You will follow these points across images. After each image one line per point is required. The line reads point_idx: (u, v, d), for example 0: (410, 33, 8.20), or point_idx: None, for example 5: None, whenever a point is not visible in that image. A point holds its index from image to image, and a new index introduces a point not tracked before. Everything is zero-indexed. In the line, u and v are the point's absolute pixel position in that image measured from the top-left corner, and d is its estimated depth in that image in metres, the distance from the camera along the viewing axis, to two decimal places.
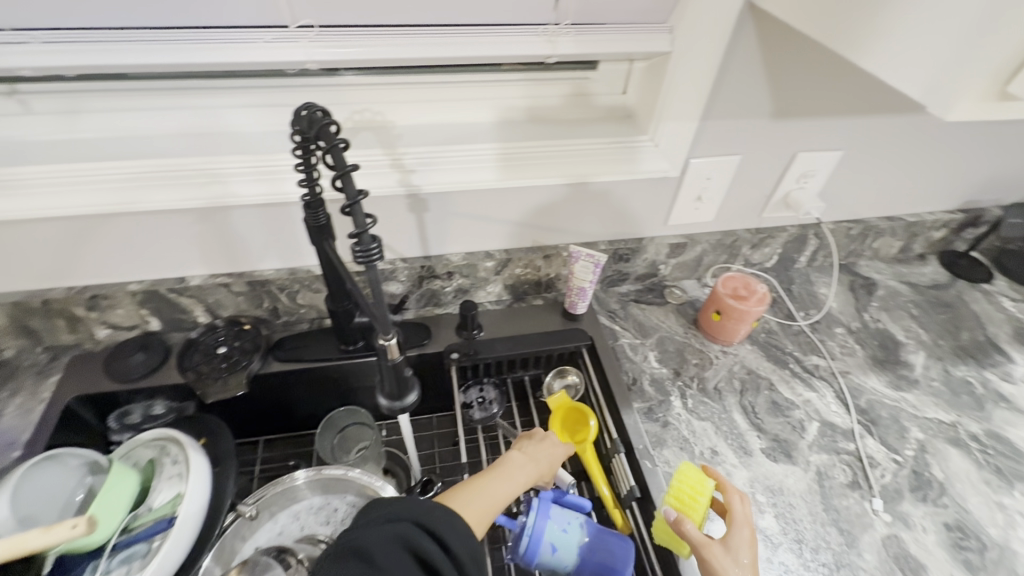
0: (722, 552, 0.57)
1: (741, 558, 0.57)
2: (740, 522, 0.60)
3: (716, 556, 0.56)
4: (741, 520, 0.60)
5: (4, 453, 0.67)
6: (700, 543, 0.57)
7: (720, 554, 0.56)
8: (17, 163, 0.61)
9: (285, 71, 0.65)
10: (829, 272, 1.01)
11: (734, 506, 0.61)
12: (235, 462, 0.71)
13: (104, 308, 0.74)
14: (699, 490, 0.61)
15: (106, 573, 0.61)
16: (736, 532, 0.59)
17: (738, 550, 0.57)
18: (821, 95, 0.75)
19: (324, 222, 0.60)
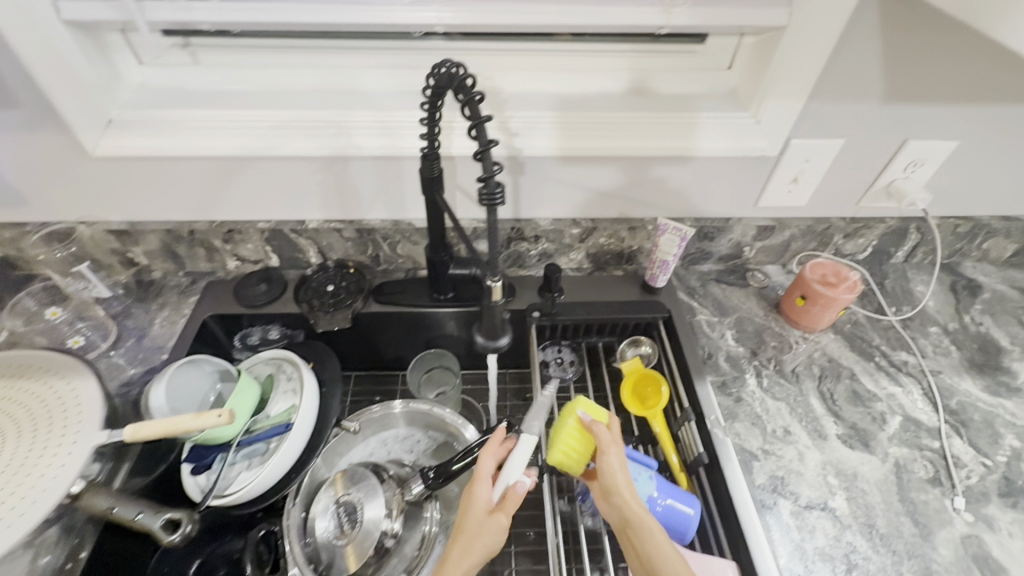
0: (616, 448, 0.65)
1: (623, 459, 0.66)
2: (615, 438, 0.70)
3: (613, 452, 0.64)
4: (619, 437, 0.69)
5: (154, 355, 0.79)
6: (603, 441, 0.65)
7: (615, 449, 0.65)
8: (185, 106, 0.71)
9: (412, 34, 0.71)
10: (928, 270, 0.97)
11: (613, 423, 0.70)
12: (338, 385, 0.79)
13: (238, 242, 0.85)
14: (597, 414, 0.69)
15: (232, 463, 0.72)
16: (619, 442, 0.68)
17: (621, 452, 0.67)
18: (945, 78, 0.71)
19: (437, 174, 0.66)
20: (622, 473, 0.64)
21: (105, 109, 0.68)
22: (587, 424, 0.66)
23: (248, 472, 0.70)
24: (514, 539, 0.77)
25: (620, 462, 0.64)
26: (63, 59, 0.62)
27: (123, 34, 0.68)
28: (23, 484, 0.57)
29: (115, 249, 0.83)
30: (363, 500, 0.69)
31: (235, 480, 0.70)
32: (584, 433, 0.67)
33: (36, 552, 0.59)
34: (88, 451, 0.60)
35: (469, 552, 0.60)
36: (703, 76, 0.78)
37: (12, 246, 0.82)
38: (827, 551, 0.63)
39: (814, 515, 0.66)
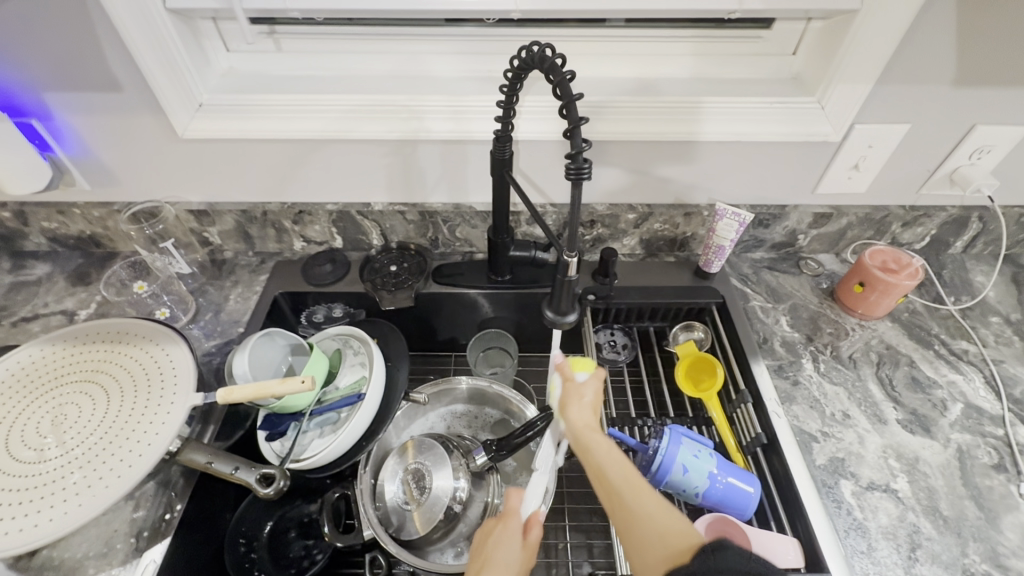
0: (572, 382, 0.67)
1: (585, 396, 0.65)
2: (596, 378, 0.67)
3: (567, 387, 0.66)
4: (600, 383, 0.67)
5: (230, 328, 0.84)
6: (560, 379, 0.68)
7: (571, 384, 0.66)
8: (269, 92, 0.75)
9: (484, 21, 0.74)
10: (988, 261, 0.95)
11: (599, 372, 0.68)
12: (404, 360, 0.83)
13: (306, 223, 0.89)
14: (582, 366, 0.70)
15: (305, 431, 0.76)
16: (589, 382, 0.66)
17: (585, 389, 0.66)
18: (1019, 62, 0.71)
19: (507, 156, 0.68)
20: (575, 404, 0.65)
21: (196, 93, 0.73)
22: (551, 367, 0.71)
23: (321, 440, 0.74)
24: (568, 514, 0.79)
25: (572, 395, 0.65)
26: (164, 45, 0.66)
27: (215, 21, 0.72)
28: (129, 440, 0.62)
29: (193, 229, 0.88)
30: (432, 468, 0.73)
31: (309, 447, 0.74)
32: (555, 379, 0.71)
33: (135, 503, 0.64)
34: (184, 412, 0.64)
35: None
36: (766, 62, 0.78)
37: (100, 224, 0.88)
38: (890, 531, 0.64)
39: (876, 495, 0.67)
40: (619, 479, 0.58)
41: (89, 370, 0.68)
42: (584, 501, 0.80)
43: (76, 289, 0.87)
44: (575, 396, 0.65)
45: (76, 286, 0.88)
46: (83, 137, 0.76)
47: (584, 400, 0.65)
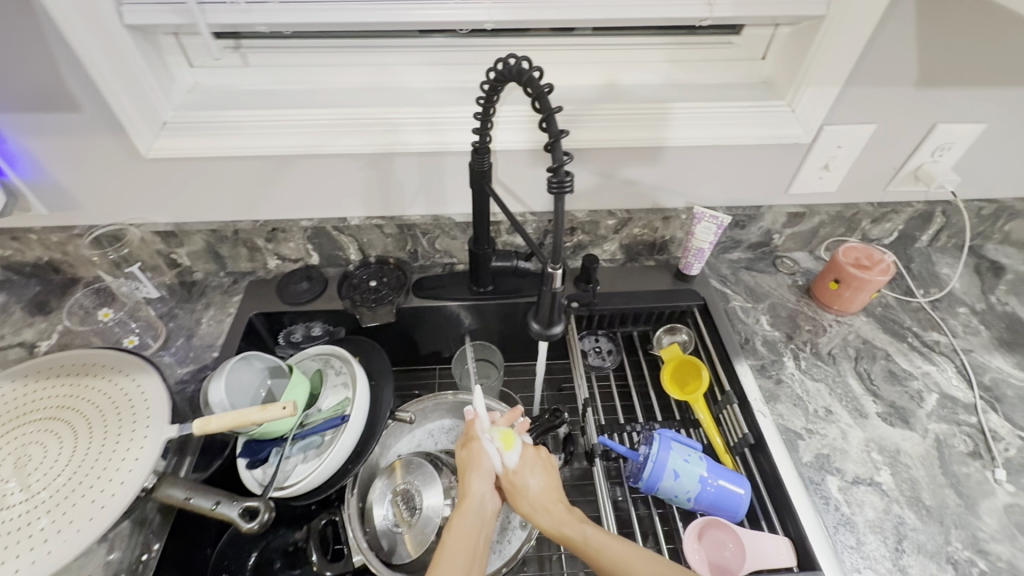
0: (515, 477, 0.67)
1: (531, 488, 0.66)
2: (530, 456, 0.69)
3: (511, 485, 0.67)
4: (533, 458, 0.69)
5: (203, 353, 0.81)
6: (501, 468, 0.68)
7: (515, 481, 0.67)
8: (236, 108, 0.72)
9: (457, 31, 0.73)
10: (953, 253, 0.99)
11: (524, 447, 0.70)
12: (388, 379, 0.81)
13: (280, 240, 0.86)
14: (509, 442, 0.68)
15: (288, 457, 0.73)
16: (526, 466, 0.68)
17: (526, 476, 0.67)
18: (973, 63, 0.74)
19: (487, 167, 0.67)
20: (531, 505, 0.66)
21: (161, 112, 0.70)
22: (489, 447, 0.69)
23: (305, 465, 0.72)
24: None
25: (524, 487, 0.67)
26: (122, 60, 0.64)
27: (177, 37, 0.70)
28: (99, 481, 0.58)
29: (160, 251, 0.84)
30: (422, 488, 0.72)
31: (293, 473, 0.71)
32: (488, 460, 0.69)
33: (110, 545, 0.61)
34: (159, 447, 0.61)
35: (481, 482, 0.67)
36: (736, 67, 0.80)
37: (58, 250, 0.83)
38: (877, 524, 0.65)
39: (862, 490, 0.68)
40: (611, 555, 0.60)
41: (55, 407, 0.65)
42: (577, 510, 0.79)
43: (35, 319, 0.83)
44: (532, 485, 0.67)
45: (35, 316, 0.83)
46: (38, 159, 0.72)
47: (535, 484, 0.67)
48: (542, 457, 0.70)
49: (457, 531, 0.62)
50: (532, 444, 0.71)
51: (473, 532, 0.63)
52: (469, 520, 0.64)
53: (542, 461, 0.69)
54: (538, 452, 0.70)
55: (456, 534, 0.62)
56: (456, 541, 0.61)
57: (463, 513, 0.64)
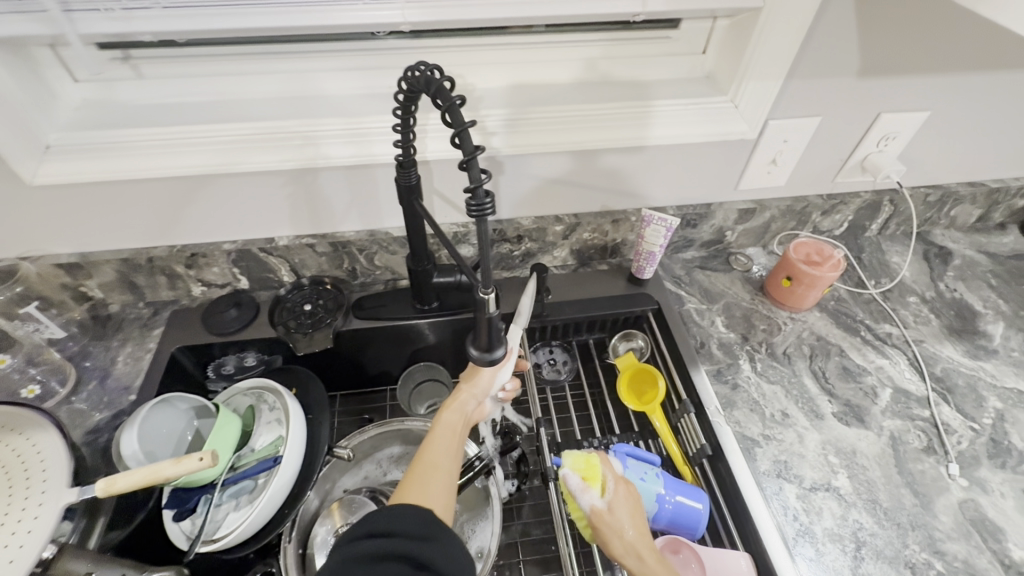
0: (608, 518, 0.61)
1: (626, 531, 0.60)
2: (622, 496, 0.62)
3: (603, 526, 0.60)
4: (625, 494, 0.62)
5: (119, 397, 0.73)
6: (589, 509, 0.61)
7: (606, 523, 0.60)
8: (131, 127, 0.65)
9: (376, 33, 0.68)
10: (902, 241, 0.98)
11: (615, 485, 0.63)
12: (325, 412, 0.75)
13: (202, 266, 0.79)
14: (592, 477, 0.63)
15: (218, 505, 0.67)
16: (619, 502, 0.61)
17: (620, 515, 0.61)
18: (911, 51, 0.72)
19: (415, 182, 0.62)
20: (624, 546, 0.59)
21: (42, 134, 0.62)
22: (573, 487, 0.62)
23: (237, 513, 0.65)
24: (521, 549, 0.74)
25: (618, 527, 0.60)
26: None
27: (53, 48, 0.62)
28: None
29: (65, 284, 0.76)
30: None
31: (224, 523, 0.65)
32: (571, 497, 0.63)
33: None
34: (56, 515, 0.55)
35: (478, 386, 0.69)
36: (677, 62, 0.77)
37: None
38: (836, 531, 0.64)
39: (820, 496, 0.67)
40: None
41: None
42: (537, 534, 0.75)
43: None
44: (623, 533, 0.60)
45: None
46: None
47: (627, 533, 0.60)
48: (634, 497, 0.63)
49: (446, 422, 0.66)
50: (623, 477, 0.64)
51: (457, 423, 0.66)
52: (456, 412, 0.67)
53: (635, 503, 0.62)
54: (630, 490, 0.63)
55: (444, 424, 0.66)
56: (445, 430, 0.65)
57: (452, 406, 0.67)
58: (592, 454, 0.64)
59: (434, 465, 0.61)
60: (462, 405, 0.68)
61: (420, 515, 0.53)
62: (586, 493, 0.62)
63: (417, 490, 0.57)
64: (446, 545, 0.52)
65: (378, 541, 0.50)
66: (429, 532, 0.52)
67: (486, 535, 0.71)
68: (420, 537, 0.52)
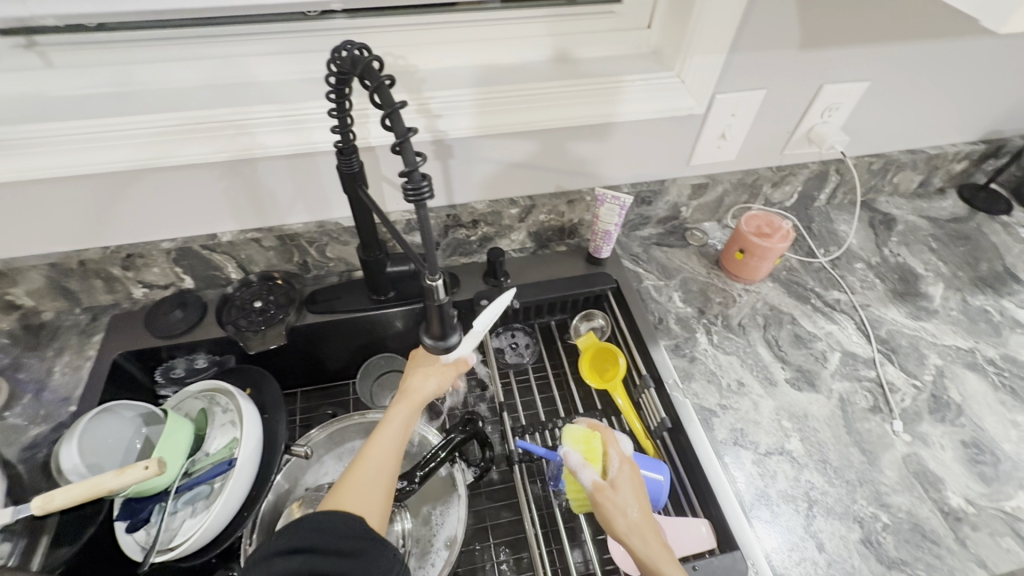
0: (610, 496, 0.61)
1: (630, 508, 0.59)
2: (625, 474, 0.62)
3: (605, 501, 0.60)
4: (627, 474, 0.62)
5: (59, 409, 0.69)
6: (591, 487, 0.62)
7: (608, 498, 0.60)
8: (44, 120, 0.60)
9: (307, 13, 0.65)
10: (849, 210, 1.01)
11: (619, 464, 0.63)
12: (282, 410, 0.73)
13: (140, 267, 0.75)
14: (592, 457, 0.64)
15: (174, 513, 0.64)
16: (620, 481, 0.62)
17: (622, 492, 0.61)
18: (849, 23, 0.73)
19: (357, 169, 0.60)
20: (628, 524, 0.59)
21: None
22: (573, 466, 0.63)
23: (194, 519, 0.63)
24: (491, 532, 0.74)
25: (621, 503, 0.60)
26: None
27: None
28: None
29: None
30: None
31: (180, 531, 0.63)
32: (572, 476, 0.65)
33: None
34: None
35: (429, 383, 0.67)
36: (622, 37, 0.76)
37: None
38: (790, 492, 0.67)
39: (775, 460, 0.69)
40: None
41: None
42: (506, 517, 0.75)
43: None
44: (626, 509, 0.60)
45: None
46: None
47: (630, 509, 0.59)
48: (639, 479, 0.62)
49: (393, 421, 0.63)
50: (628, 458, 0.64)
51: (409, 417, 0.64)
52: (406, 407, 0.65)
53: (640, 484, 0.62)
54: (635, 471, 0.63)
55: (393, 418, 0.64)
56: (393, 427, 0.63)
57: (402, 402, 0.65)
58: (594, 433, 0.66)
59: (378, 470, 0.59)
60: (416, 398, 0.65)
61: (337, 534, 0.52)
62: (589, 472, 0.63)
63: (353, 495, 0.56)
64: (366, 565, 0.51)
65: (290, 559, 0.49)
66: (350, 546, 0.51)
67: (454, 522, 0.71)
68: (345, 555, 0.51)
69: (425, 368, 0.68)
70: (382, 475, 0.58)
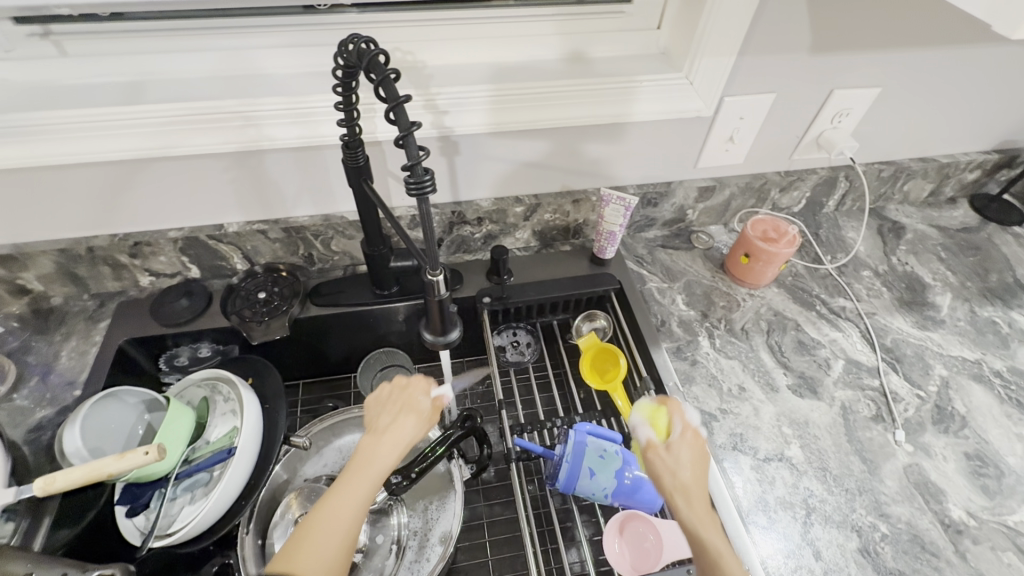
0: (664, 454, 0.60)
1: (680, 470, 0.58)
2: (683, 438, 0.61)
3: (656, 460, 0.60)
4: (688, 439, 0.61)
5: (64, 393, 0.70)
6: (646, 444, 0.61)
7: (660, 457, 0.60)
8: (55, 107, 0.61)
9: (317, 7, 0.65)
10: (858, 217, 1.00)
11: (681, 428, 0.61)
12: (283, 400, 0.74)
13: (147, 255, 0.75)
14: (657, 419, 0.63)
15: (173, 499, 0.65)
16: (679, 445, 0.60)
17: (678, 455, 0.60)
18: (862, 27, 0.73)
19: (362, 163, 0.60)
20: (676, 486, 0.58)
21: None
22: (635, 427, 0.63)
23: (192, 506, 0.64)
24: (487, 529, 0.74)
25: (674, 463, 0.59)
26: None
27: None
28: None
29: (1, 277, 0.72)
30: None
31: (178, 517, 0.63)
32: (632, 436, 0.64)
33: None
34: None
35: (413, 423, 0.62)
36: (632, 38, 0.76)
37: None
38: (788, 500, 0.66)
39: (773, 466, 0.69)
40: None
41: None
42: (503, 514, 0.75)
43: None
44: (676, 474, 0.58)
45: None
46: None
47: (681, 472, 0.58)
48: (701, 445, 0.61)
49: (371, 465, 0.58)
50: (693, 427, 0.62)
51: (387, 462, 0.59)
52: (386, 450, 0.60)
53: (700, 451, 0.60)
54: (698, 438, 0.61)
55: (368, 463, 0.58)
56: (369, 475, 0.58)
57: (382, 445, 0.60)
58: (662, 405, 0.64)
59: (341, 524, 0.54)
60: (396, 440, 0.60)
61: None
62: (650, 431, 0.62)
63: (306, 557, 0.52)
64: None
65: None
66: None
67: (450, 518, 0.71)
68: None
69: (411, 407, 0.63)
70: (345, 531, 0.54)
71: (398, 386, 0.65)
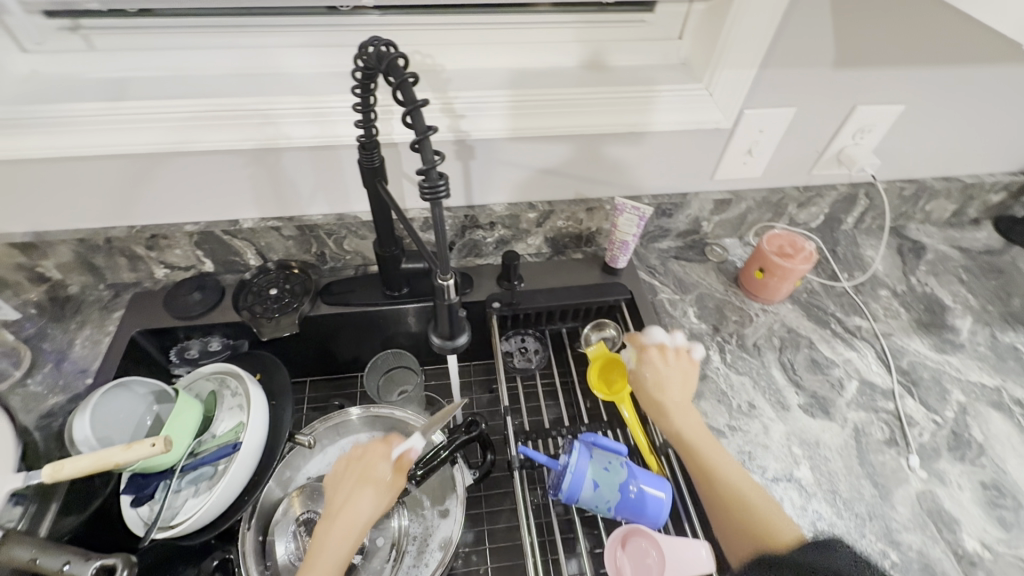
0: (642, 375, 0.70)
1: (658, 387, 0.69)
2: (655, 358, 0.70)
3: (638, 383, 0.70)
4: (661, 357, 0.70)
5: (77, 380, 0.71)
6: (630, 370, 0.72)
7: (641, 380, 0.70)
8: (80, 100, 0.62)
9: (339, 8, 0.66)
10: (877, 235, 0.98)
11: (653, 350, 0.71)
12: (289, 398, 0.74)
13: (163, 248, 0.76)
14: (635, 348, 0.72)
15: (178, 491, 0.65)
16: (653, 365, 0.70)
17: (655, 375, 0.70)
18: (887, 43, 0.71)
19: (378, 164, 0.60)
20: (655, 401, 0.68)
21: None
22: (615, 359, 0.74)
23: (196, 499, 0.64)
24: (488, 536, 0.73)
25: (655, 376, 0.69)
26: None
27: None
28: None
29: (21, 264, 0.74)
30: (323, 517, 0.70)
31: (182, 509, 0.64)
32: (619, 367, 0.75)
33: None
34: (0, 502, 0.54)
35: (367, 500, 0.60)
36: (653, 47, 0.75)
37: None
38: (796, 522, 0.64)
39: (782, 486, 0.67)
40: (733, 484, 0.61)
41: None
42: (504, 522, 0.75)
43: None
44: (655, 392, 0.69)
45: None
46: None
47: (660, 388, 0.69)
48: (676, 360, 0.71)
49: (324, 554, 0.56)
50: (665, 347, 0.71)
51: (341, 549, 0.57)
52: (340, 533, 0.58)
53: (675, 367, 0.70)
54: (670, 354, 0.71)
55: (322, 552, 0.56)
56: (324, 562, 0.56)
57: (334, 528, 0.58)
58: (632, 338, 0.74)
59: None
60: (351, 522, 0.58)
61: None
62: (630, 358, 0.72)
63: None
64: None
65: None
66: None
67: (450, 523, 0.71)
68: None
69: (365, 481, 0.61)
70: None
71: (353, 460, 0.63)
